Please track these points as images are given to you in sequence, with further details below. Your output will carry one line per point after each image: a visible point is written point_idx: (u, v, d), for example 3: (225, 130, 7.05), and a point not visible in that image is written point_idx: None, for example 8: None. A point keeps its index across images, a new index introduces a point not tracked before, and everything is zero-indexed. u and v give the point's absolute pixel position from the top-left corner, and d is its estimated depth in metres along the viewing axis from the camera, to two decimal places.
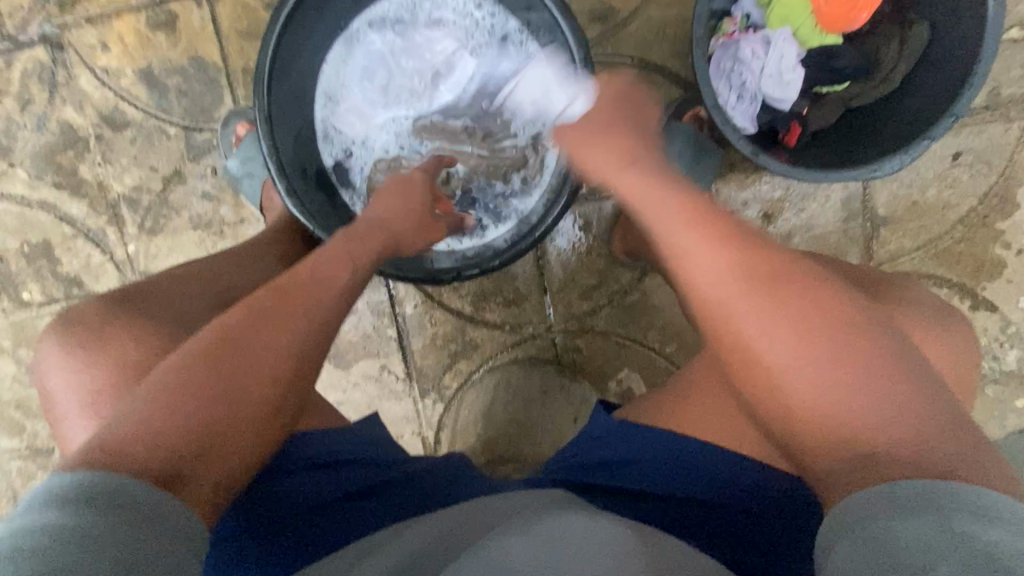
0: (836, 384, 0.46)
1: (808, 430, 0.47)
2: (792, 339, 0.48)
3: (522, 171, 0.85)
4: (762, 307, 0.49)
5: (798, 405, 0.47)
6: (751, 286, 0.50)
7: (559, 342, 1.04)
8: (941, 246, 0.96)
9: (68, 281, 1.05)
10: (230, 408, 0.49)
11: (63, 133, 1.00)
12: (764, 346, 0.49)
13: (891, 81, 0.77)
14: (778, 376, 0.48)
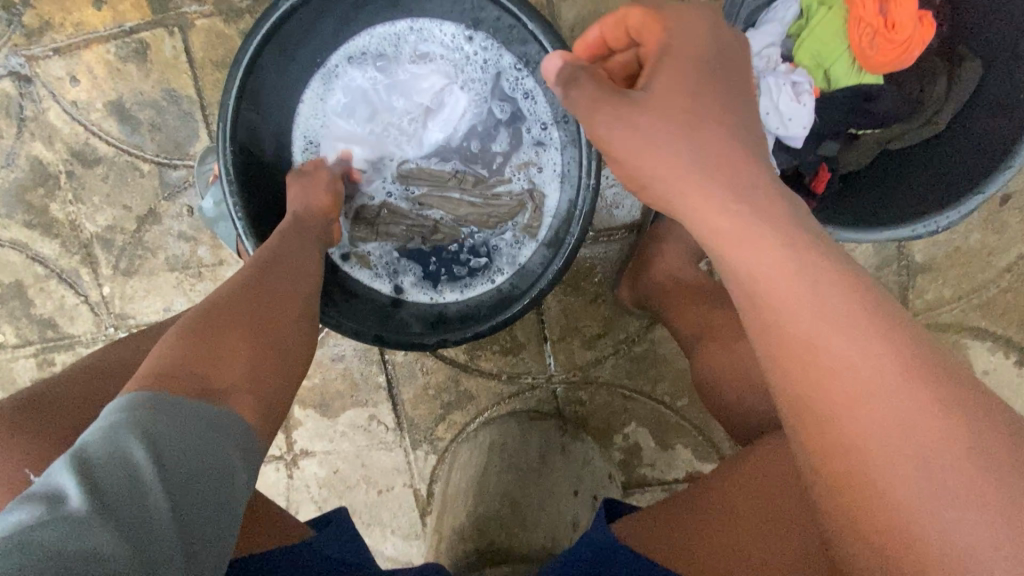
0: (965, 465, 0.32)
1: (897, 519, 0.33)
2: (918, 419, 0.33)
3: (517, 219, 0.77)
4: (883, 361, 0.34)
5: (903, 484, 0.33)
6: (873, 328, 0.35)
7: (561, 394, 0.96)
8: (985, 296, 0.87)
9: (43, 323, 0.99)
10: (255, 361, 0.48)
11: (33, 169, 0.94)
12: (897, 426, 0.34)
13: (937, 123, 0.67)
14: (899, 461, 0.33)
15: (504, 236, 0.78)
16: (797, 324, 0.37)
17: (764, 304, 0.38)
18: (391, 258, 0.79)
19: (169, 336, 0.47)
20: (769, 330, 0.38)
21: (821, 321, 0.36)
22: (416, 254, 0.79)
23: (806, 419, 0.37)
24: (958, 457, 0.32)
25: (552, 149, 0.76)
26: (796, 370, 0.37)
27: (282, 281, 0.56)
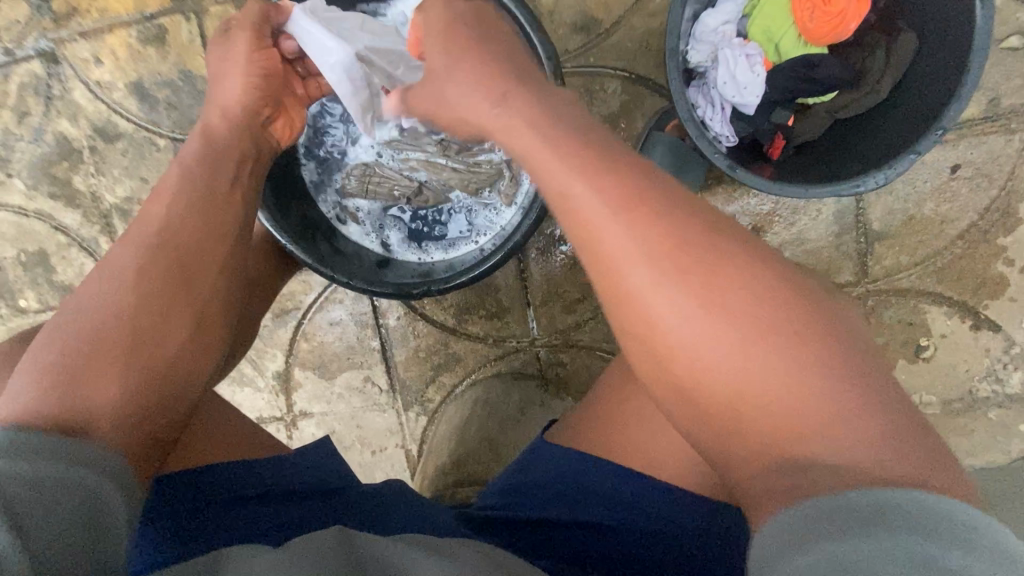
0: (795, 381, 0.40)
1: (763, 449, 0.40)
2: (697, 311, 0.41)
3: (497, 185, 0.85)
4: (666, 271, 0.42)
5: (759, 417, 0.40)
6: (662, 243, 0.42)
7: (543, 357, 1.02)
8: (940, 262, 0.93)
9: (64, 288, 1.07)
10: (155, 358, 0.52)
11: (59, 144, 1.03)
12: (687, 318, 0.41)
13: (878, 92, 0.74)
14: (689, 347, 0.41)
15: (487, 201, 0.86)
16: (653, 310, 0.42)
17: (629, 304, 0.43)
18: (381, 220, 0.86)
19: (52, 338, 0.50)
20: (636, 324, 0.43)
21: (674, 300, 0.42)
22: (404, 217, 0.86)
23: (677, 392, 0.43)
24: (757, 350, 0.40)
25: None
26: (661, 350, 0.43)
27: (180, 254, 0.57)
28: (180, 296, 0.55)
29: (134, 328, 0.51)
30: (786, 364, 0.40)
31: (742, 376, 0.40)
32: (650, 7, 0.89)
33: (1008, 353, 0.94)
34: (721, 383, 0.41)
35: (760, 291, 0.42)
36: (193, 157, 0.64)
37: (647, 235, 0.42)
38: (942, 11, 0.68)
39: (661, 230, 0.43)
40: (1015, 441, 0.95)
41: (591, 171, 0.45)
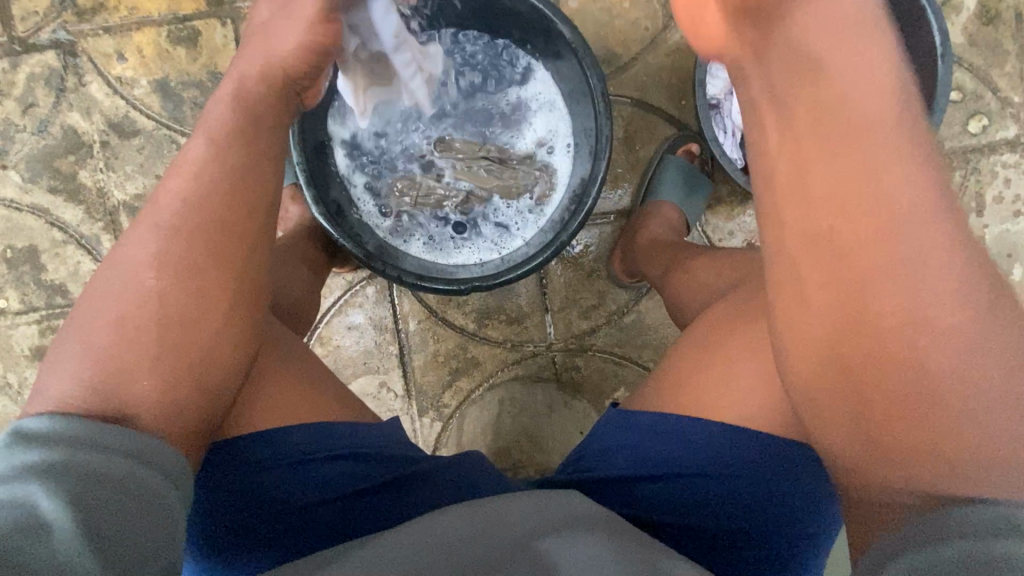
0: (957, 385, 0.43)
1: (928, 456, 0.44)
2: (895, 247, 0.44)
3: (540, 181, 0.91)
4: (901, 214, 0.44)
5: (959, 458, 0.43)
6: (931, 258, 0.44)
7: (559, 360, 1.07)
8: None
9: (53, 288, 1.01)
10: (201, 329, 0.53)
11: (66, 137, 0.99)
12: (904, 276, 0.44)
13: None
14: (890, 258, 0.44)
15: (526, 203, 0.92)
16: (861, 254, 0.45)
17: (857, 222, 0.45)
18: (425, 218, 0.91)
19: (113, 296, 0.52)
20: (829, 247, 0.46)
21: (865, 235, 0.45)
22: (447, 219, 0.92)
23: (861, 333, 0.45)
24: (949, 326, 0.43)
25: (552, 112, 0.91)
26: (786, 244, 0.49)
27: (213, 232, 0.55)
28: (214, 269, 0.54)
29: (177, 318, 0.52)
30: (955, 352, 0.43)
31: (949, 396, 0.43)
32: (663, 46, 1.01)
33: None
34: (904, 392, 0.44)
35: (960, 279, 0.44)
36: (215, 129, 0.60)
37: (892, 225, 0.45)
38: (909, 63, 0.84)
39: (923, 245, 0.44)
40: None
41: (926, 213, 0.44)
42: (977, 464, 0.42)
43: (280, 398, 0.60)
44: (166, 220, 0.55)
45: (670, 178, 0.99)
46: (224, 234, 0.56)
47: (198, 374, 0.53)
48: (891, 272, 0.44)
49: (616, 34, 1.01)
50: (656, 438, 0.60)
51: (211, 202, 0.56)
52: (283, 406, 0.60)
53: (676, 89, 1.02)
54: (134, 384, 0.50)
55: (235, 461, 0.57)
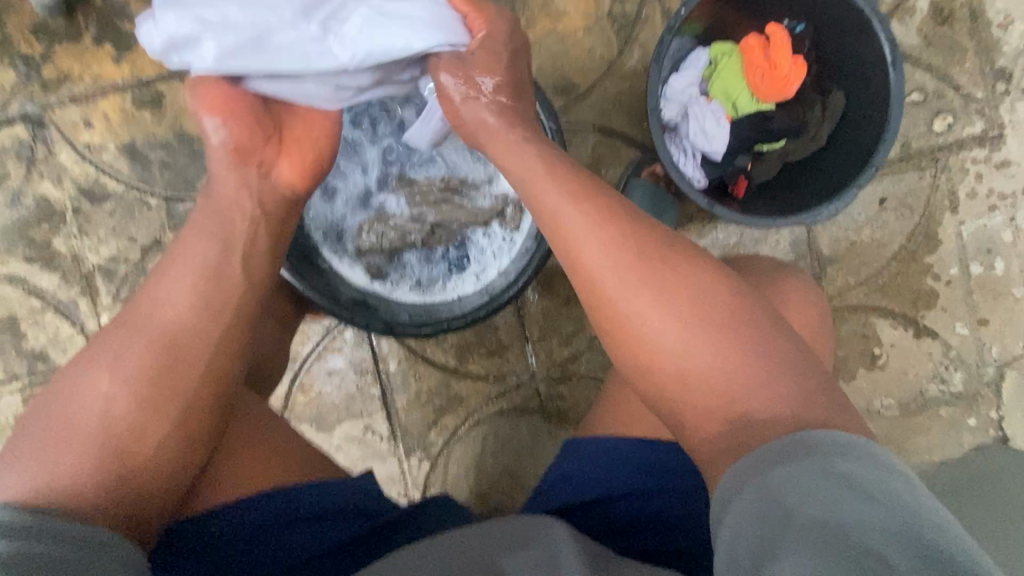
0: (703, 352, 0.53)
1: (719, 415, 0.52)
2: (621, 266, 0.57)
3: (506, 209, 0.92)
4: (608, 241, 0.58)
5: (731, 402, 0.51)
6: (644, 263, 0.56)
7: (543, 390, 1.06)
8: (881, 280, 1.07)
9: (33, 355, 1.01)
10: (162, 429, 0.53)
11: (39, 207, 1.01)
12: (640, 282, 0.56)
13: (819, 137, 0.89)
14: (623, 279, 0.56)
15: (496, 235, 0.93)
16: (608, 279, 0.57)
17: (582, 265, 0.58)
18: (398, 260, 0.92)
19: (67, 402, 0.52)
20: (595, 296, 0.58)
21: (607, 280, 0.57)
22: (422, 257, 0.93)
23: (631, 343, 0.56)
24: (688, 312, 0.54)
25: None
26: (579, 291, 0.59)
27: (186, 331, 0.56)
28: (184, 373, 0.55)
29: (147, 413, 0.53)
30: (700, 328, 0.54)
31: (699, 362, 0.53)
32: (620, 72, 1.02)
33: (947, 356, 1.08)
34: (673, 375, 0.54)
35: (675, 268, 0.56)
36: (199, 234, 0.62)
37: (618, 260, 0.57)
38: (862, 73, 0.85)
39: (628, 256, 0.57)
40: (966, 435, 1.08)
41: (618, 236, 0.58)
42: (744, 402, 0.51)
43: (246, 463, 0.60)
44: (139, 326, 0.56)
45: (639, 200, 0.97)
46: (203, 327, 0.57)
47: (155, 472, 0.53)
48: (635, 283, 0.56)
49: (573, 64, 1.02)
50: (625, 463, 0.61)
51: (193, 303, 0.57)
52: (250, 470, 0.60)
53: (637, 113, 1.03)
54: (87, 484, 0.49)
55: (196, 540, 0.56)
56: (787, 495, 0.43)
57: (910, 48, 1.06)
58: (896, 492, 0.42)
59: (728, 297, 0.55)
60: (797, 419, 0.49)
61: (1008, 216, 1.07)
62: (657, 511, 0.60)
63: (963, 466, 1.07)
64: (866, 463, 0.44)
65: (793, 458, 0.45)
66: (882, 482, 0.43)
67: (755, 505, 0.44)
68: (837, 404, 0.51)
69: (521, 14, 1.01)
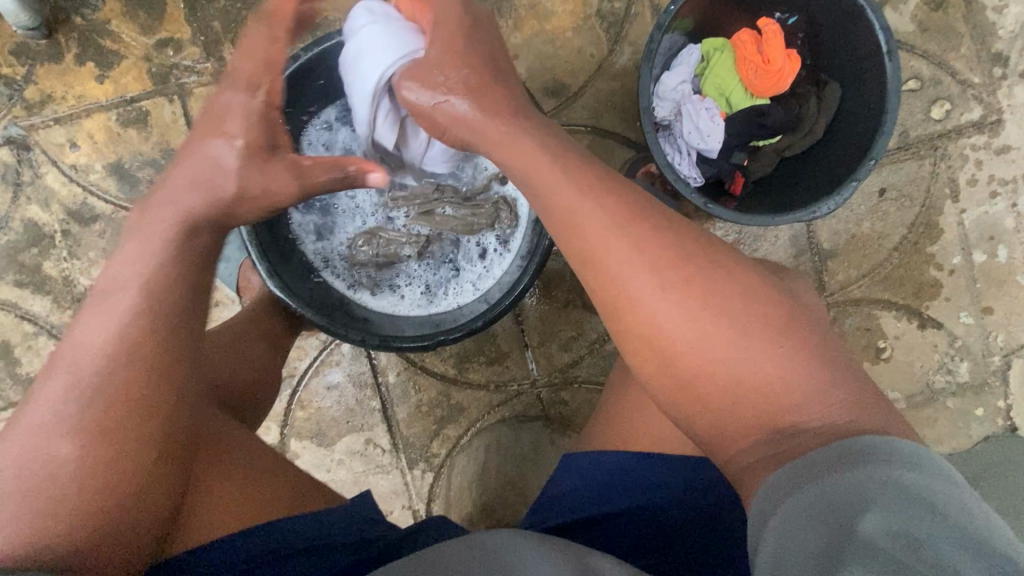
0: (740, 358, 0.50)
1: (757, 423, 0.49)
2: (648, 270, 0.52)
3: (498, 217, 0.90)
4: (635, 240, 0.53)
5: (774, 412, 0.49)
6: (672, 264, 0.52)
7: (545, 397, 1.05)
8: (883, 272, 1.05)
9: (28, 381, 1.00)
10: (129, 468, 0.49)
11: (28, 231, 0.99)
12: (670, 287, 0.52)
13: (815, 132, 0.87)
14: (649, 283, 0.52)
15: (491, 244, 0.91)
16: (634, 285, 0.52)
17: (606, 269, 0.53)
18: (392, 274, 0.91)
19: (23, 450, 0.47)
20: (621, 308, 0.53)
21: (637, 289, 0.52)
22: (417, 271, 0.91)
23: (662, 353, 0.52)
24: (723, 316, 0.51)
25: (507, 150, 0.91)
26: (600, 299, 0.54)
27: (142, 352, 0.51)
28: (148, 406, 0.51)
29: (115, 450, 0.48)
30: (735, 331, 0.50)
31: (741, 373, 0.50)
32: (611, 71, 1.01)
33: (953, 346, 1.07)
34: (709, 381, 0.51)
35: (708, 270, 0.52)
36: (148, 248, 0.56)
37: (648, 267, 0.52)
38: (857, 64, 0.83)
39: (655, 258, 0.52)
40: (975, 425, 1.06)
41: (643, 235, 0.53)
42: (792, 415, 0.48)
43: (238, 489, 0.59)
44: (89, 358, 0.50)
45: None
46: (164, 349, 0.52)
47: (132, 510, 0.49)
48: (665, 288, 0.52)
49: (562, 65, 1.00)
50: (626, 476, 0.60)
51: (148, 324, 0.52)
52: (244, 495, 0.59)
53: (630, 113, 1.01)
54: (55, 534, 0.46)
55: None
56: (847, 507, 0.40)
57: (904, 35, 1.04)
58: (953, 497, 0.39)
59: (760, 294, 0.53)
60: (838, 423, 0.47)
61: (1010, 202, 1.06)
62: (661, 525, 0.59)
63: (972, 457, 1.06)
64: (919, 468, 0.41)
65: (854, 468, 0.42)
66: (938, 488, 0.40)
67: (807, 517, 0.41)
68: (873, 399, 0.50)
69: (508, 16, 1.00)
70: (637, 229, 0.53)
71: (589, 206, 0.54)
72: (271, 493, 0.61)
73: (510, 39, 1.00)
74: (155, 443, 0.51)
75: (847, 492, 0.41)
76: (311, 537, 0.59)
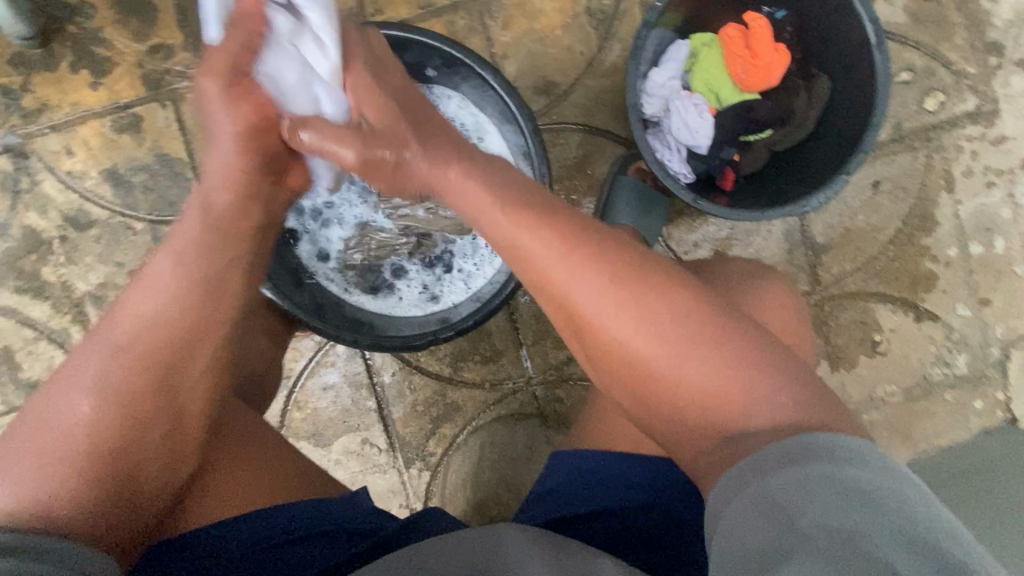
0: (687, 365, 0.50)
1: (710, 427, 0.50)
2: (591, 283, 0.53)
3: None
4: (579, 255, 0.54)
5: (725, 416, 0.49)
6: (615, 276, 0.53)
7: (540, 395, 1.06)
8: (879, 265, 1.05)
9: (29, 386, 1.01)
10: (139, 446, 0.52)
11: (26, 237, 1.01)
12: (617, 298, 0.52)
13: (806, 125, 0.87)
14: (593, 296, 0.53)
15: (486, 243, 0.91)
16: (578, 298, 0.53)
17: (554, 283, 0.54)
18: (387, 275, 0.91)
19: (59, 412, 0.51)
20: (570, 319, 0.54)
21: (582, 296, 0.53)
22: (412, 269, 0.91)
23: (613, 361, 0.53)
24: (669, 324, 0.51)
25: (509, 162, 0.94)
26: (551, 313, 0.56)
27: (179, 335, 0.55)
28: (178, 386, 0.54)
29: (136, 430, 0.52)
30: (682, 340, 0.51)
31: (690, 374, 0.50)
32: (601, 68, 1.00)
33: (950, 338, 1.06)
34: (659, 389, 0.51)
35: (653, 275, 0.53)
36: (191, 235, 0.58)
37: (593, 271, 0.53)
38: (846, 58, 0.83)
39: (599, 271, 0.53)
40: (973, 418, 1.06)
41: (584, 251, 0.54)
42: (740, 415, 0.49)
43: (242, 483, 0.60)
44: (128, 337, 0.53)
45: (624, 200, 0.96)
46: (207, 335, 0.56)
47: (141, 486, 0.52)
48: (610, 299, 0.52)
49: (552, 63, 1.00)
50: (617, 470, 0.60)
51: (188, 305, 0.55)
52: (249, 489, 0.60)
53: (621, 110, 1.01)
54: (60, 501, 0.49)
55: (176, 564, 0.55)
56: (797, 501, 0.41)
57: (897, 26, 1.03)
58: (895, 492, 0.41)
59: (707, 300, 0.53)
60: (788, 427, 0.47)
61: (1006, 192, 1.05)
62: (655, 513, 0.59)
63: (972, 450, 1.05)
64: (861, 464, 0.43)
65: (801, 463, 0.43)
66: (881, 483, 0.41)
67: (754, 512, 0.42)
68: (827, 401, 0.50)
69: (497, 15, 1.00)
70: (578, 245, 0.54)
71: (536, 223, 0.56)
72: (274, 483, 0.61)
73: (499, 38, 1.00)
74: (174, 424, 0.54)
75: (792, 488, 0.42)
76: (303, 527, 0.59)
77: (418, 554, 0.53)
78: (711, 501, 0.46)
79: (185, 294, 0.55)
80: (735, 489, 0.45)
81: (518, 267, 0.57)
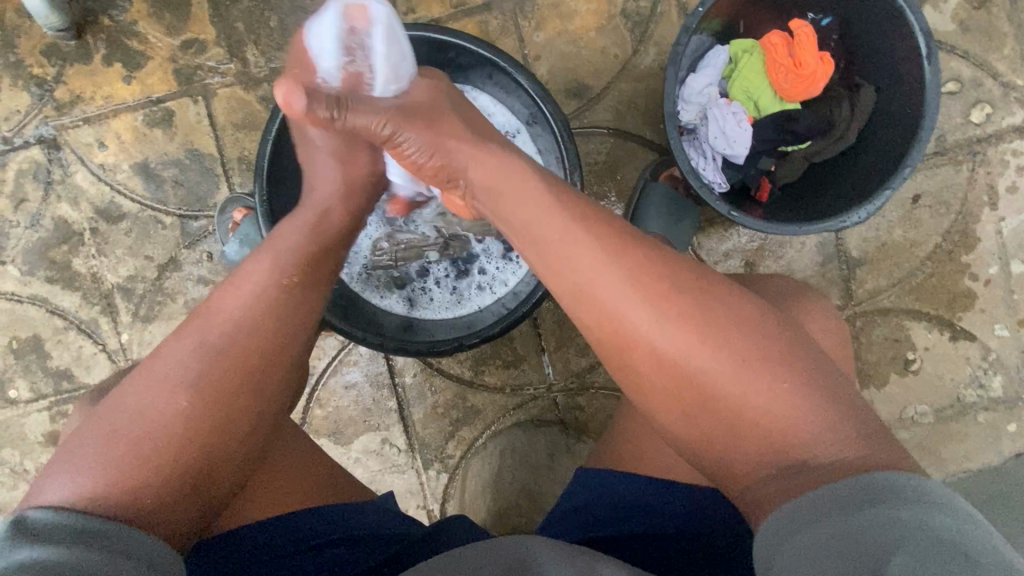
0: (750, 392, 0.49)
1: (772, 457, 0.49)
2: (649, 306, 0.51)
3: None
4: (637, 278, 0.52)
5: (786, 444, 0.49)
6: (676, 299, 0.51)
7: (561, 401, 1.05)
8: (915, 282, 1.02)
9: (58, 375, 1.03)
10: (220, 435, 0.52)
11: (57, 228, 1.02)
12: (676, 324, 0.51)
13: (848, 136, 0.84)
14: (651, 320, 0.51)
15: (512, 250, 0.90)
16: (636, 322, 0.51)
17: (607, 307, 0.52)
18: (412, 278, 0.90)
19: (134, 404, 0.51)
20: (621, 343, 0.52)
21: (638, 320, 0.51)
22: (438, 273, 0.91)
23: (669, 388, 0.52)
24: (728, 350, 0.50)
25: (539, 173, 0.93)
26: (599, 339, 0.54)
27: (254, 338, 0.55)
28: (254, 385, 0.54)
29: (204, 435, 0.51)
30: (743, 366, 0.50)
31: (749, 401, 0.49)
32: (635, 73, 0.98)
33: (986, 359, 1.03)
34: (718, 416, 0.50)
35: (705, 300, 0.52)
36: (279, 249, 0.60)
37: (643, 298, 0.51)
38: (894, 68, 0.80)
39: (657, 292, 0.51)
40: (1006, 441, 1.02)
41: (641, 272, 0.52)
42: (802, 443, 0.48)
43: (275, 487, 0.59)
44: (208, 337, 0.54)
45: (656, 205, 0.92)
46: (283, 341, 0.57)
47: (207, 482, 0.51)
48: (670, 324, 0.51)
49: (585, 66, 0.98)
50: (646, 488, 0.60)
51: (270, 307, 0.57)
52: (278, 493, 0.59)
53: (654, 115, 0.99)
54: (139, 486, 0.48)
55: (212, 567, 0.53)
56: (873, 549, 0.39)
57: (944, 35, 1.00)
58: (986, 545, 0.39)
59: (763, 323, 0.52)
60: (850, 458, 0.47)
61: None
62: (686, 534, 0.58)
63: (1004, 475, 1.02)
64: (948, 511, 0.41)
65: (878, 504, 0.42)
66: (970, 535, 0.39)
67: (828, 549, 0.41)
68: (881, 431, 0.49)
69: (531, 16, 0.98)
70: (637, 266, 0.52)
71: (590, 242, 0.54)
72: (302, 488, 0.61)
73: (532, 39, 0.98)
74: (246, 428, 0.54)
75: (873, 531, 0.40)
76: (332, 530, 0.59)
77: (444, 562, 0.53)
78: (770, 532, 0.45)
79: (264, 300, 0.57)
80: (804, 522, 0.44)
81: (564, 288, 0.55)
